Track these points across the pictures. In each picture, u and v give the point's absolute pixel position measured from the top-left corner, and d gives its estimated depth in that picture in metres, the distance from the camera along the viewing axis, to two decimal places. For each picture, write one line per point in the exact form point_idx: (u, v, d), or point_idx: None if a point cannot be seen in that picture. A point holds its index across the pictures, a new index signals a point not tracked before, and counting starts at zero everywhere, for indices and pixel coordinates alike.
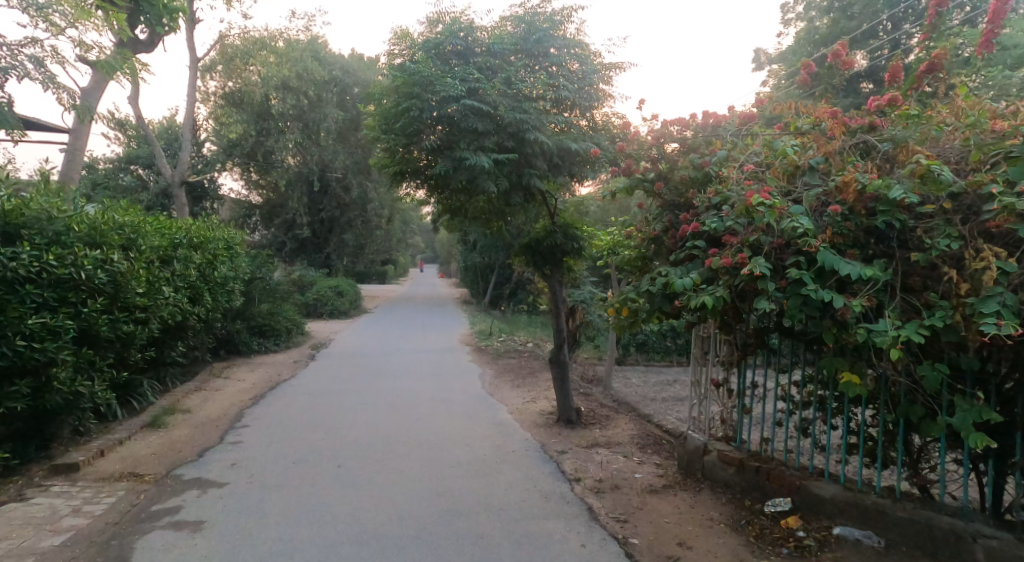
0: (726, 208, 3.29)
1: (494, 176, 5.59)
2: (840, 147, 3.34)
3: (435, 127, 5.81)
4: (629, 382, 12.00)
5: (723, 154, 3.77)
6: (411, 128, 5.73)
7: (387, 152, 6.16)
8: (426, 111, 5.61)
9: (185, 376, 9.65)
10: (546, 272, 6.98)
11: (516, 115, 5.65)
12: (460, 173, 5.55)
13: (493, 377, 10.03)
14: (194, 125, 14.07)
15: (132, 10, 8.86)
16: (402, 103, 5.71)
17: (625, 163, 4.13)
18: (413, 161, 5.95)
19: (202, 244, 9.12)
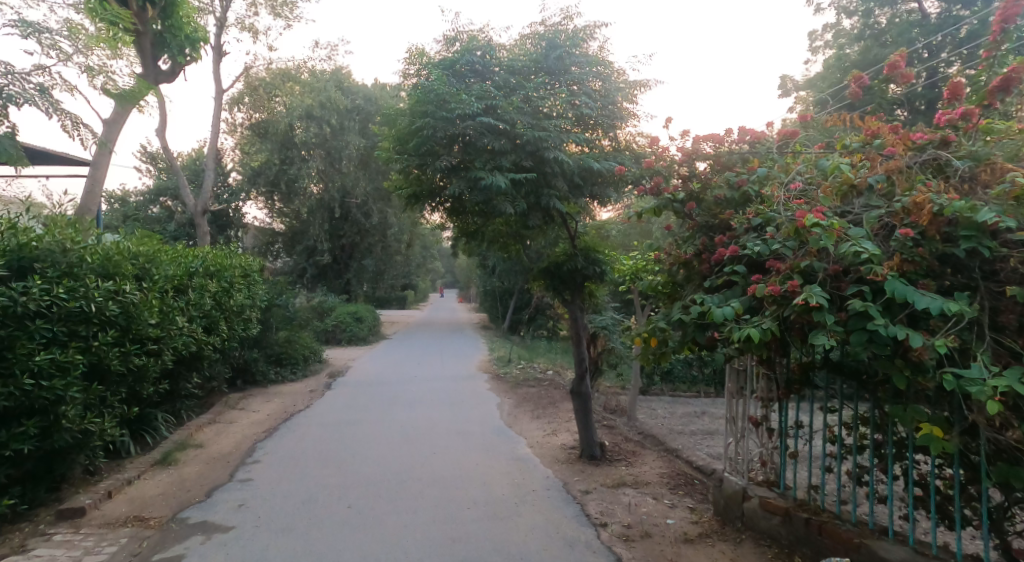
0: (772, 230, 2.98)
1: (510, 199, 5.33)
2: (906, 164, 3.03)
3: (449, 147, 5.61)
4: (655, 414, 11.53)
5: (763, 172, 3.49)
6: (423, 149, 5.54)
7: (403, 176, 5.96)
8: (441, 131, 5.43)
9: (200, 407, 9.46)
10: (568, 299, 6.65)
11: (534, 133, 5.43)
12: (476, 196, 5.30)
13: (512, 408, 9.64)
14: (217, 156, 14.09)
15: (155, 42, 8.94)
16: (414, 123, 5.54)
17: (653, 184, 3.85)
18: (428, 184, 5.74)
19: (217, 271, 8.98)
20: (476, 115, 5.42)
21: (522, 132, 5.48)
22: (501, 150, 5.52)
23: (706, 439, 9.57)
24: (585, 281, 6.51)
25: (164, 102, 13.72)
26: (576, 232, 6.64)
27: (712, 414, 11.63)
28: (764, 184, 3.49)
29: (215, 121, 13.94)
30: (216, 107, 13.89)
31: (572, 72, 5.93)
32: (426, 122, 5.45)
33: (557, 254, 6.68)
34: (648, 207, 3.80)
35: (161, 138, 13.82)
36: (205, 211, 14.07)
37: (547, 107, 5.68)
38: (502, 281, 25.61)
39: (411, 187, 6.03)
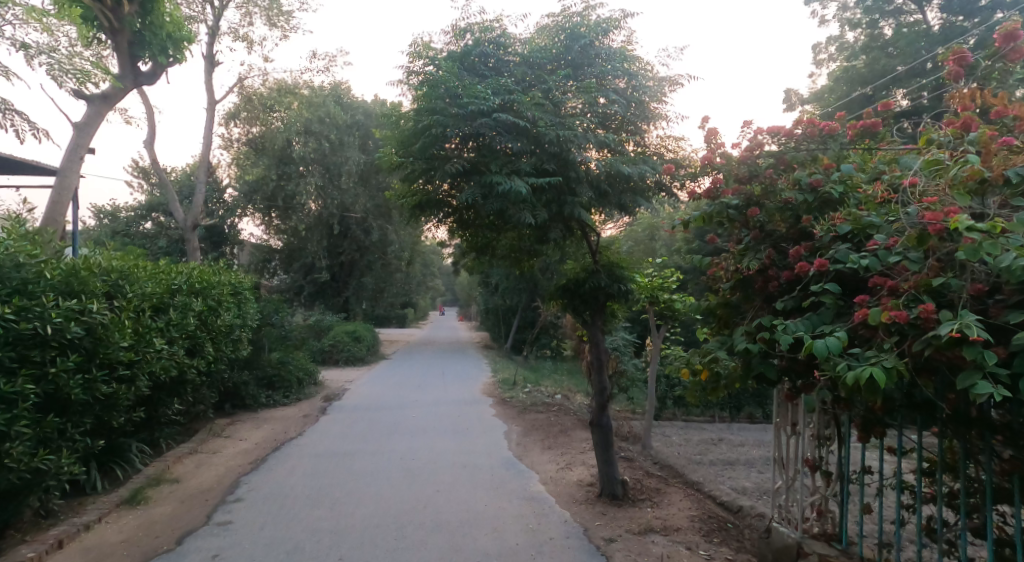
0: (881, 239, 2.44)
1: (530, 207, 4.77)
2: None
3: (461, 147, 5.09)
4: (670, 441, 10.83)
5: (847, 168, 2.91)
6: (430, 149, 4.99)
7: (405, 182, 5.42)
8: (450, 129, 4.90)
9: (181, 435, 8.77)
10: (587, 320, 6.04)
11: (554, 132, 4.88)
12: (490, 204, 4.75)
13: (520, 436, 8.95)
14: (208, 170, 13.55)
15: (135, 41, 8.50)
16: (421, 121, 5.00)
17: (711, 184, 3.30)
18: (436, 191, 5.19)
19: (203, 289, 8.36)
20: (491, 113, 4.91)
21: (543, 131, 4.95)
22: (518, 153, 4.98)
23: (729, 469, 8.89)
24: (607, 299, 5.90)
25: (154, 114, 13.22)
26: (595, 246, 6.05)
27: (730, 441, 10.93)
28: (851, 184, 2.91)
29: (206, 134, 13.43)
30: (208, 119, 13.38)
31: (597, 65, 5.42)
32: (434, 120, 4.91)
33: (574, 269, 6.08)
34: (701, 212, 3.24)
35: (150, 151, 13.29)
36: (194, 226, 13.49)
37: (571, 106, 5.16)
38: (504, 298, 24.99)
39: (414, 194, 5.47)
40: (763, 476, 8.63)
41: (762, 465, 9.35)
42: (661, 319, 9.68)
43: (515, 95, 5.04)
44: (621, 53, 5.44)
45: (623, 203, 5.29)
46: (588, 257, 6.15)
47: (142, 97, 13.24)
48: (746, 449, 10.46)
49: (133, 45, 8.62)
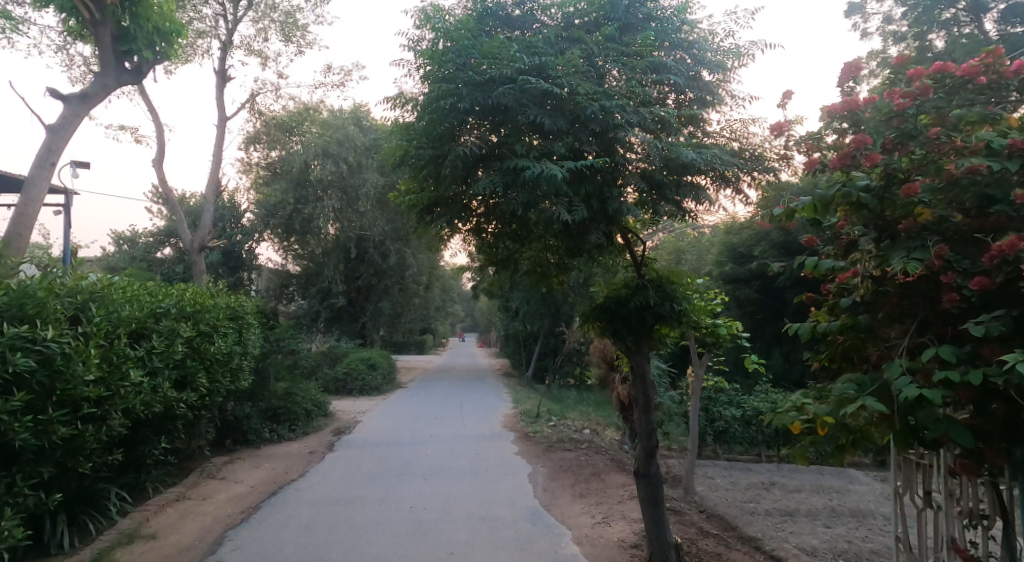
0: None
1: (566, 199, 4.11)
2: None
3: (475, 128, 4.49)
4: (715, 486, 9.65)
5: None
6: (438, 129, 4.43)
7: (415, 175, 4.77)
8: (464, 101, 4.31)
9: (172, 476, 7.91)
10: (632, 347, 5.08)
11: (598, 105, 4.30)
12: (515, 197, 4.09)
13: (549, 479, 7.91)
14: (217, 188, 12.88)
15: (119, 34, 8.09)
16: (431, 102, 4.38)
17: (850, 145, 2.53)
18: (448, 185, 4.50)
19: (198, 312, 7.55)
20: (515, 81, 4.39)
21: (574, 101, 4.40)
22: (552, 132, 4.39)
23: (787, 521, 7.73)
24: (657, 323, 4.94)
25: (162, 131, 12.66)
26: (642, 260, 5.14)
27: (782, 486, 9.80)
28: None
29: (216, 151, 12.77)
30: (218, 136, 12.76)
31: (647, 27, 4.93)
32: (442, 90, 4.30)
33: (617, 285, 5.16)
34: (808, 198, 2.47)
35: (157, 169, 12.67)
36: (202, 247, 12.82)
37: (624, 75, 4.64)
38: (526, 324, 24.15)
39: (426, 193, 4.86)
40: (829, 531, 7.45)
41: (824, 516, 8.16)
42: (704, 347, 8.63)
43: (548, 58, 4.54)
44: (682, 16, 4.91)
45: (679, 196, 4.61)
46: (632, 272, 5.25)
47: (151, 114, 12.73)
48: (801, 496, 9.28)
49: (117, 40, 8.15)
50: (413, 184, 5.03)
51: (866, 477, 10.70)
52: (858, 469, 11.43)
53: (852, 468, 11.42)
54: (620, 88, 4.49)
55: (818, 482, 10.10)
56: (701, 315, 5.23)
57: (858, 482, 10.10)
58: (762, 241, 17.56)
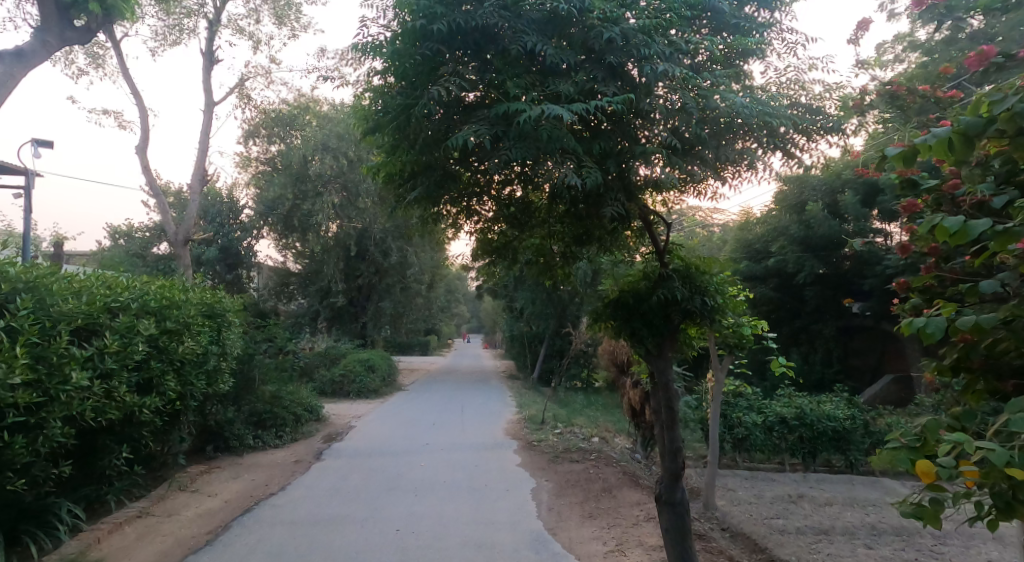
0: None
1: (575, 159, 3.98)
2: None
3: (459, 56, 4.47)
4: (737, 499, 8.83)
5: None
6: (426, 65, 4.40)
7: (390, 126, 4.60)
8: (441, 20, 4.24)
9: (139, 489, 7.15)
10: (653, 350, 4.30)
11: (612, 31, 4.30)
12: (512, 151, 3.92)
13: (554, 496, 7.14)
14: (205, 177, 12.15)
15: None
16: (412, 24, 4.32)
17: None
18: (427, 136, 4.40)
19: (164, 306, 6.83)
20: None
21: (576, 25, 4.45)
22: (554, 65, 4.35)
23: (825, 540, 6.88)
24: (685, 320, 4.17)
25: (147, 117, 11.95)
26: (662, 243, 4.41)
27: (811, 500, 8.98)
28: None
29: (204, 138, 12.05)
30: (205, 122, 12.01)
31: None
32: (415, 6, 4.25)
33: (633, 274, 4.44)
34: (938, 128, 1.78)
35: (140, 157, 11.93)
36: (187, 240, 12.10)
37: (645, 4, 4.57)
38: (532, 325, 23.46)
39: (402, 160, 4.79)
40: (873, 553, 6.63)
41: (865, 535, 7.30)
42: (726, 347, 7.83)
43: None
44: None
45: (720, 153, 4.51)
46: (652, 260, 4.48)
47: (135, 99, 12.04)
48: (834, 511, 8.44)
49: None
50: (393, 145, 4.74)
51: (900, 488, 9.86)
52: (890, 479, 10.59)
53: (886, 480, 10.56)
54: (634, 18, 4.40)
55: (849, 495, 9.25)
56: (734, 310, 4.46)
57: (895, 495, 9.27)
58: (780, 237, 16.77)
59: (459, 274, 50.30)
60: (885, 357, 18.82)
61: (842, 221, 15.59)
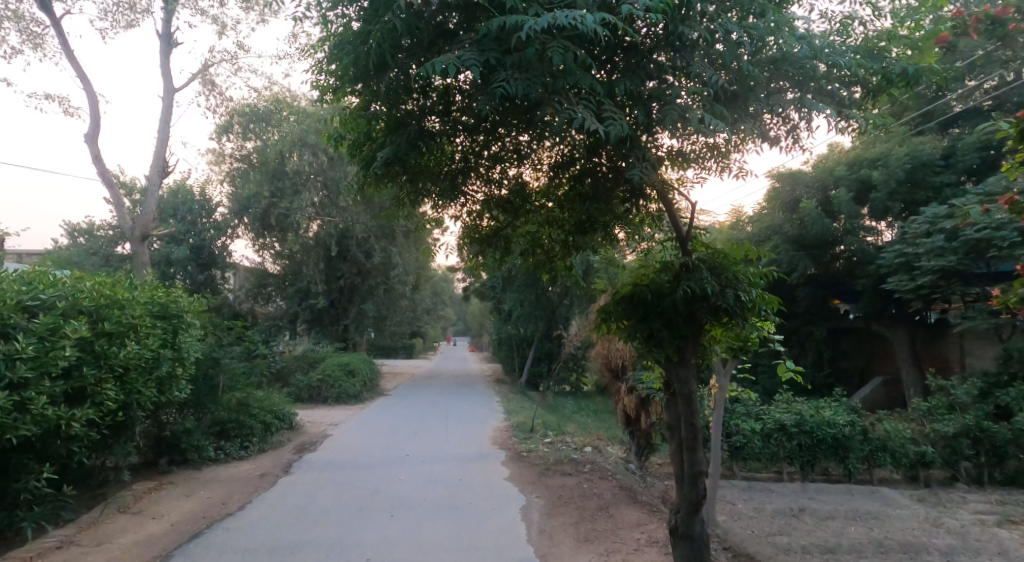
0: None
1: (594, 102, 3.89)
2: None
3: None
4: (734, 514, 8.08)
5: None
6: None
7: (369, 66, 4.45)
8: None
9: (66, 511, 6.34)
10: (675, 354, 3.66)
11: None
12: (515, 84, 3.71)
13: (545, 517, 6.37)
14: (164, 168, 11.31)
15: None
16: None
17: None
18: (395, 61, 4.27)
19: (101, 305, 6.10)
20: None
21: None
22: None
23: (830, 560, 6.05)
24: (713, 320, 3.52)
25: (100, 103, 11.09)
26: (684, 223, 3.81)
27: (812, 513, 8.25)
28: None
29: (163, 126, 11.21)
30: (164, 109, 11.16)
31: None
32: None
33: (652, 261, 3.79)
34: None
35: (92, 146, 11.07)
36: (144, 236, 11.24)
37: None
38: (520, 327, 22.70)
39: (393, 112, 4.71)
40: None
41: (871, 553, 6.49)
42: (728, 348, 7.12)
43: None
44: None
45: (768, 104, 4.33)
46: (675, 247, 3.88)
47: (88, 85, 11.18)
48: (836, 525, 7.68)
49: None
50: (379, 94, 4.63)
51: (901, 497, 9.13)
52: (892, 488, 9.87)
53: (890, 489, 9.84)
54: None
55: (852, 508, 8.50)
56: (772, 305, 3.75)
57: (903, 507, 8.55)
58: (773, 236, 16.17)
59: (448, 276, 49.33)
60: (873, 359, 18.31)
61: (836, 219, 15.03)
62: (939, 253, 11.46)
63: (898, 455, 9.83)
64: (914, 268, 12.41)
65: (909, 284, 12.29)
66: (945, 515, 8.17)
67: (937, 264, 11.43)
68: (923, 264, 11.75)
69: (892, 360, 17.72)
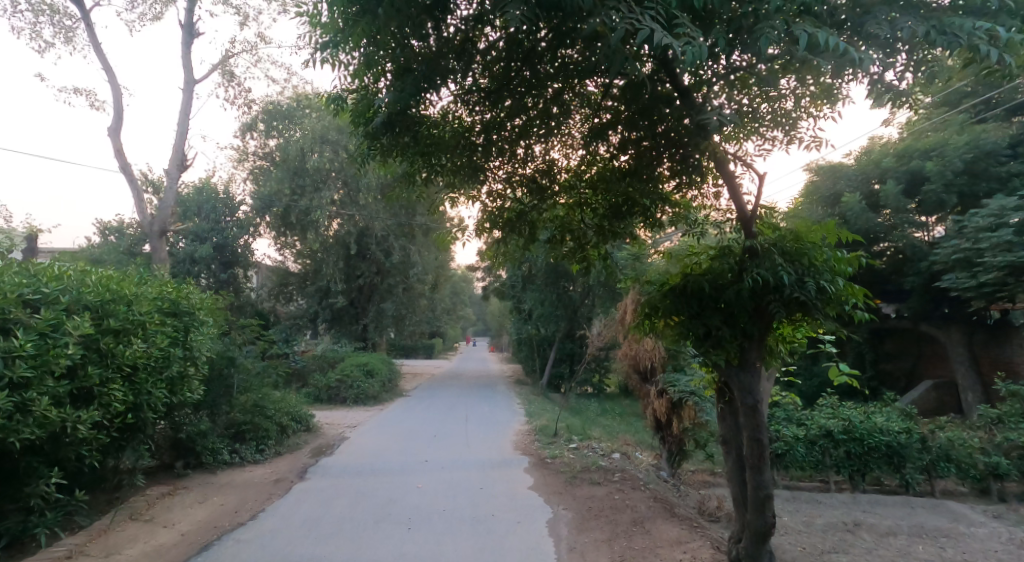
0: None
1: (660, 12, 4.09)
2: None
3: None
4: (785, 529, 7.57)
5: None
6: None
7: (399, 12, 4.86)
8: None
9: (80, 516, 6.05)
10: (734, 357, 3.84)
11: None
12: None
13: (575, 530, 5.99)
14: (183, 162, 11.03)
15: None
16: None
17: None
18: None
19: (105, 300, 5.78)
20: None
21: None
22: None
23: None
24: (784, 313, 3.62)
25: (120, 95, 10.82)
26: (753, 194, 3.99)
27: (869, 527, 7.72)
28: None
29: (182, 119, 10.93)
30: (184, 100, 10.86)
31: None
32: None
33: (720, 247, 3.98)
34: None
35: (113, 139, 10.83)
36: (165, 231, 10.98)
37: None
38: (540, 327, 22.18)
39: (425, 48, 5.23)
40: None
41: None
42: None
43: None
44: None
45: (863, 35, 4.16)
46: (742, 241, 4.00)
47: (108, 76, 10.92)
48: (900, 542, 7.12)
49: None
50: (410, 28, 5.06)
51: (975, 514, 8.52)
52: (958, 502, 9.23)
53: (950, 502, 9.24)
54: None
55: (912, 523, 7.93)
56: (856, 299, 3.70)
57: (968, 524, 7.98)
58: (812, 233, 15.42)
59: (466, 276, 48.90)
60: (920, 360, 17.53)
61: (882, 214, 14.35)
62: (1008, 248, 10.89)
63: (965, 465, 9.21)
64: (976, 264, 11.95)
65: (968, 281, 11.90)
66: (1019, 533, 7.58)
67: (1004, 260, 10.80)
68: (987, 261, 11.16)
69: (942, 362, 16.89)
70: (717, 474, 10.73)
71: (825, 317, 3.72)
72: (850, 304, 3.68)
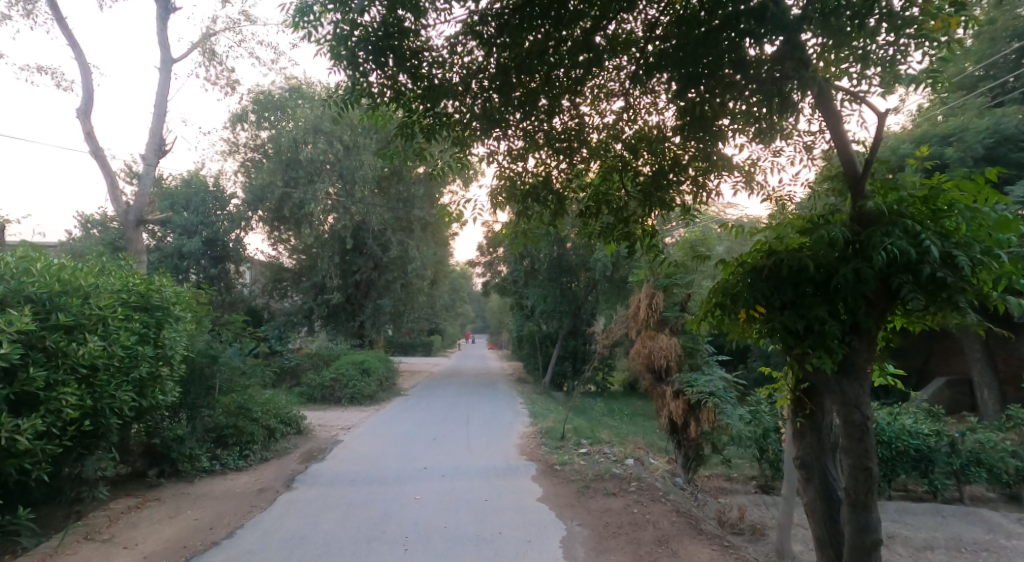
0: None
1: None
2: None
3: None
4: (814, 544, 6.92)
5: None
6: None
7: None
8: None
9: (24, 536, 5.39)
10: (838, 360, 3.21)
11: None
12: None
13: (592, 549, 5.34)
14: (161, 148, 10.34)
15: None
16: None
17: None
18: None
19: (51, 292, 5.21)
20: None
21: None
22: None
23: None
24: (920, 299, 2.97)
25: (92, 74, 10.13)
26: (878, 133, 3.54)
27: (905, 540, 7.09)
28: None
29: (159, 102, 10.22)
30: (162, 81, 10.16)
31: None
32: None
33: (811, 217, 3.42)
34: None
35: (84, 122, 10.11)
36: (141, 222, 10.27)
37: None
38: (543, 323, 21.55)
39: None
40: None
41: None
42: None
43: None
44: None
45: None
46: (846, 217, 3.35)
47: (80, 55, 10.21)
48: (941, 558, 6.45)
49: None
50: None
51: (1008, 522, 7.89)
52: (989, 509, 8.60)
53: (986, 510, 8.63)
54: None
55: (945, 535, 7.28)
56: (1000, 286, 3.08)
57: (1009, 536, 7.35)
58: None
59: (466, 273, 48.09)
60: (932, 356, 16.99)
61: None
62: None
63: (995, 470, 8.46)
64: None
65: None
66: None
67: None
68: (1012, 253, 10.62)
69: (955, 358, 16.35)
70: (733, 480, 10.10)
71: (962, 310, 3.09)
72: (995, 292, 3.09)
